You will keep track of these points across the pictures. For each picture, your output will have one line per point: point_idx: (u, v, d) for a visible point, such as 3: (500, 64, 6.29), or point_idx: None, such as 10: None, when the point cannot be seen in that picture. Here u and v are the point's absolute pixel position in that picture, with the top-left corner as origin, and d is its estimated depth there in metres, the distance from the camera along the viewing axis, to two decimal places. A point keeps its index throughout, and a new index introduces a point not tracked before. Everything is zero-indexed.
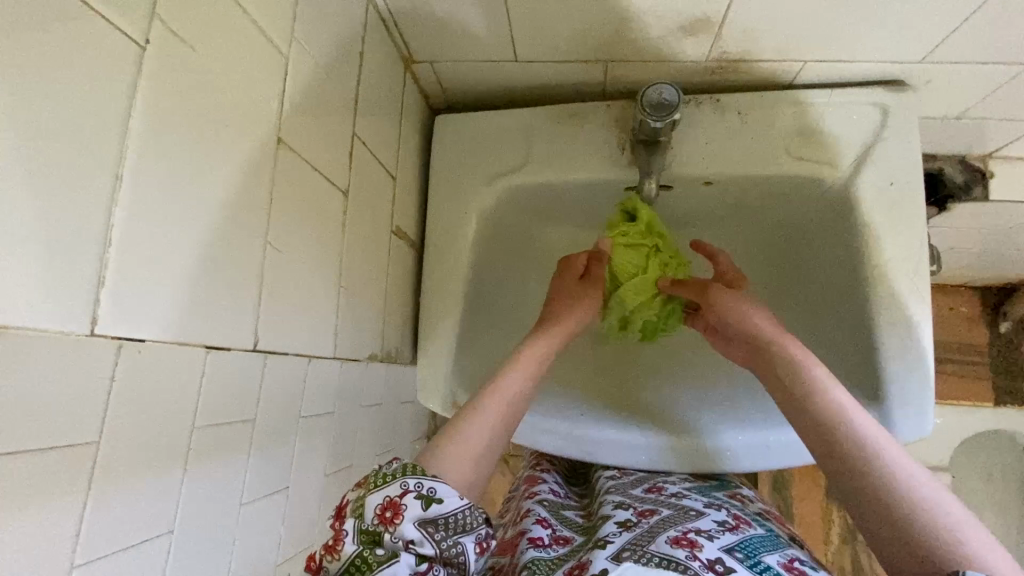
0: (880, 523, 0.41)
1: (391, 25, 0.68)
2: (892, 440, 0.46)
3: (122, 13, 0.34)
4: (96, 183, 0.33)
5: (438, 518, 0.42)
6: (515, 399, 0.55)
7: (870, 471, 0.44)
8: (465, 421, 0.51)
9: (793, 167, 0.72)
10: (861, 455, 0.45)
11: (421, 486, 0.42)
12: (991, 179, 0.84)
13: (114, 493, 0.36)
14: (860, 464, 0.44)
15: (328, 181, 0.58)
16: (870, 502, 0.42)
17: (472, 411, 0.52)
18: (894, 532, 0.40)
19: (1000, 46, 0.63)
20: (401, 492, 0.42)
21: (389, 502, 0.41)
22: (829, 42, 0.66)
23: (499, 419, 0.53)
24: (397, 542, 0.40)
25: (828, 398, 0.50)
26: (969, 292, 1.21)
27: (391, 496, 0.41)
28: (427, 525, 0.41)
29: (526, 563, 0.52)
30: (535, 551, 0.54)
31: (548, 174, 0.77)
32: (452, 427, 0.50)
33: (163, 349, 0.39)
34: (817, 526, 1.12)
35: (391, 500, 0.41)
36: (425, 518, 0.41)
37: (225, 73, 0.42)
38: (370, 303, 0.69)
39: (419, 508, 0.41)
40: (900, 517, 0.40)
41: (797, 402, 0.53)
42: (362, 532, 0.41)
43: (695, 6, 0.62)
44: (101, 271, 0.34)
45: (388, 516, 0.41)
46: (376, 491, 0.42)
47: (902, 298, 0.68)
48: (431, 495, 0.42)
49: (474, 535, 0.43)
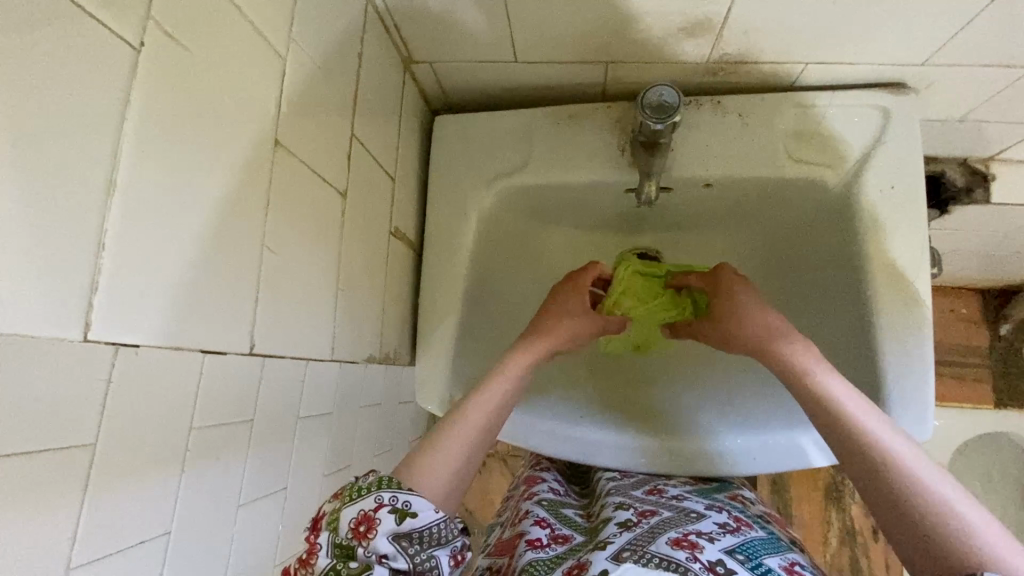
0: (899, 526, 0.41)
1: (390, 25, 0.68)
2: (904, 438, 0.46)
3: (117, 16, 0.34)
4: (92, 186, 0.33)
5: (412, 532, 0.42)
6: (498, 407, 0.55)
7: (887, 474, 0.43)
8: (445, 434, 0.50)
9: (794, 170, 0.72)
10: (876, 457, 0.45)
11: (395, 500, 0.42)
12: (993, 182, 0.84)
13: (110, 496, 0.36)
14: (875, 466, 0.44)
15: (326, 182, 0.58)
16: (886, 502, 0.43)
17: (452, 423, 0.52)
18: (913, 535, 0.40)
19: (1003, 49, 0.63)
20: (375, 506, 0.42)
21: (364, 516, 0.41)
22: (830, 44, 0.66)
23: (482, 425, 0.53)
24: (371, 556, 0.40)
25: (837, 398, 0.50)
26: (969, 295, 1.20)
27: (366, 510, 0.41)
28: (401, 539, 0.41)
29: (525, 565, 0.52)
30: (533, 552, 0.54)
31: (549, 176, 0.77)
32: (431, 441, 0.50)
33: (160, 351, 0.39)
34: (817, 528, 1.12)
35: (365, 514, 0.41)
36: (399, 532, 0.41)
37: (222, 75, 0.42)
38: (368, 304, 0.69)
39: (393, 523, 0.41)
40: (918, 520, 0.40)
41: (807, 402, 0.52)
42: (336, 546, 0.41)
43: (695, 8, 0.61)
44: (95, 275, 0.33)
45: (362, 530, 0.41)
46: (351, 504, 0.42)
47: (901, 302, 0.67)
48: (406, 509, 0.42)
49: (448, 547, 0.43)
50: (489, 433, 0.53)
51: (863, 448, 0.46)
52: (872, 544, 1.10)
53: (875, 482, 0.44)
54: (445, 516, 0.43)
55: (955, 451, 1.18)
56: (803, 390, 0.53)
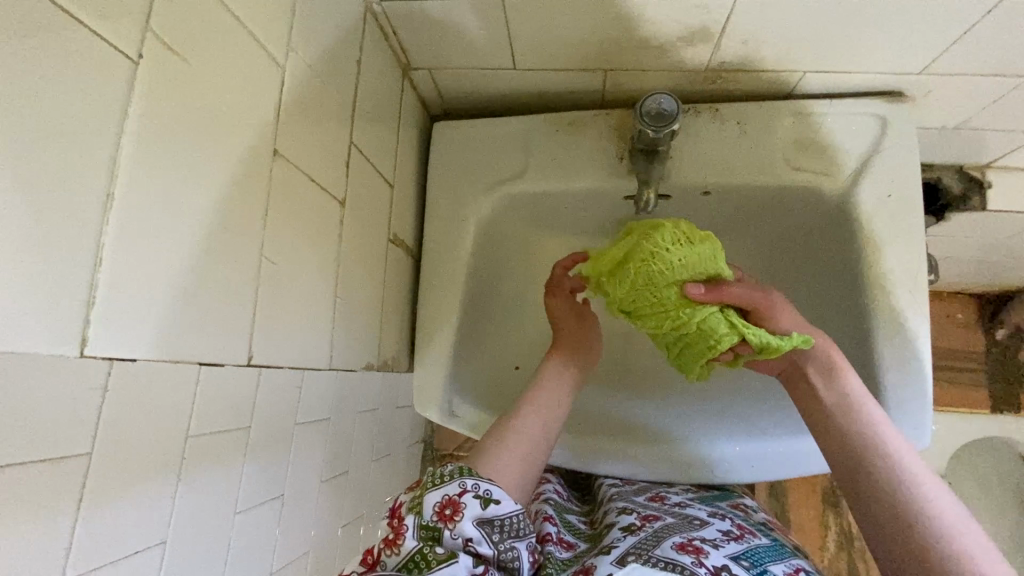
0: (889, 528, 0.47)
1: (389, 32, 0.68)
2: (928, 471, 0.50)
3: (113, 27, 0.33)
4: (87, 199, 0.33)
5: (493, 519, 0.47)
6: (557, 404, 0.65)
7: (882, 481, 0.49)
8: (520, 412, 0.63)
9: (792, 178, 0.72)
10: (874, 465, 0.51)
11: (478, 488, 0.48)
12: (990, 189, 0.84)
13: (106, 507, 0.36)
14: (877, 478, 0.50)
15: (325, 191, 0.58)
16: (892, 524, 0.47)
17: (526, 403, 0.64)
18: (895, 539, 0.46)
19: (1001, 58, 0.63)
20: (460, 491, 0.47)
21: (449, 500, 0.46)
22: (828, 53, 0.66)
23: (543, 416, 0.63)
24: (458, 539, 0.44)
25: (877, 426, 0.53)
26: (966, 300, 1.21)
27: (451, 495, 0.47)
28: (484, 525, 0.46)
29: (543, 553, 0.52)
30: (550, 547, 0.54)
31: (548, 184, 0.77)
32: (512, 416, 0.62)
33: (153, 364, 0.38)
34: (814, 531, 1.12)
35: (450, 498, 0.47)
36: (483, 517, 0.46)
37: (220, 84, 0.42)
38: (366, 312, 0.69)
39: (478, 508, 0.47)
40: (904, 528, 0.46)
41: (813, 413, 0.58)
42: (422, 528, 0.45)
43: (695, 16, 0.61)
44: (91, 291, 0.33)
45: (448, 513, 0.46)
46: (436, 490, 0.47)
47: (902, 312, 0.67)
48: (488, 496, 0.48)
49: (526, 541, 0.48)
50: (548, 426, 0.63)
51: (869, 457, 0.51)
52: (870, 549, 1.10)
53: (870, 489, 0.50)
54: (522, 510, 0.49)
55: (952, 456, 1.18)
56: (811, 400, 0.59)
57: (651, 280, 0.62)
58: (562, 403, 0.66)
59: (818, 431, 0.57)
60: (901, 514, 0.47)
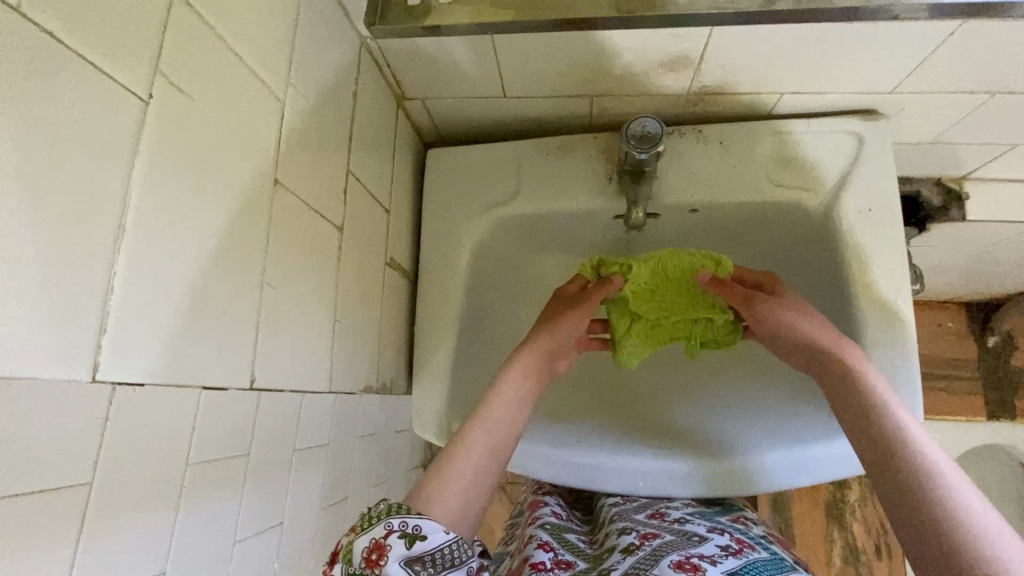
0: (901, 512, 0.41)
1: (383, 64, 0.71)
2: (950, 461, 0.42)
3: (125, 71, 0.35)
4: (97, 234, 0.34)
5: (424, 555, 0.40)
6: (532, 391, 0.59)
7: (899, 453, 0.43)
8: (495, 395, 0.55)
9: (775, 195, 0.74)
10: (895, 441, 0.44)
11: (405, 525, 0.41)
12: (968, 201, 0.86)
13: (105, 536, 0.36)
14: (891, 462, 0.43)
15: (324, 218, 0.59)
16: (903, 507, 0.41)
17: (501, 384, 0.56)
18: (911, 527, 0.40)
19: (965, 77, 0.66)
20: (385, 533, 0.40)
21: (375, 544, 0.40)
22: (802, 76, 0.69)
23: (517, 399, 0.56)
24: None
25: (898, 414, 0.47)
26: (955, 308, 1.23)
27: (376, 538, 0.40)
28: (414, 564, 0.40)
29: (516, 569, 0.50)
30: None
31: (539, 206, 0.79)
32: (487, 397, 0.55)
33: (156, 391, 0.39)
34: (818, 547, 1.11)
35: (376, 541, 0.40)
36: (410, 556, 0.40)
37: (224, 120, 0.44)
38: (364, 336, 0.70)
39: (403, 547, 0.40)
40: (914, 504, 0.40)
41: (838, 392, 0.52)
42: None
43: (674, 44, 0.65)
44: (103, 318, 0.35)
45: (374, 558, 0.40)
46: (363, 534, 0.41)
47: (889, 321, 0.69)
48: (416, 532, 0.41)
49: (466, 570, 0.41)
50: (518, 405, 0.56)
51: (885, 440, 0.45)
52: (875, 562, 1.10)
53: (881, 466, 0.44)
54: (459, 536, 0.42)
55: None
56: (838, 380, 0.52)
57: (665, 275, 0.75)
58: (521, 412, 0.56)
59: (840, 412, 0.51)
60: (917, 497, 0.40)
